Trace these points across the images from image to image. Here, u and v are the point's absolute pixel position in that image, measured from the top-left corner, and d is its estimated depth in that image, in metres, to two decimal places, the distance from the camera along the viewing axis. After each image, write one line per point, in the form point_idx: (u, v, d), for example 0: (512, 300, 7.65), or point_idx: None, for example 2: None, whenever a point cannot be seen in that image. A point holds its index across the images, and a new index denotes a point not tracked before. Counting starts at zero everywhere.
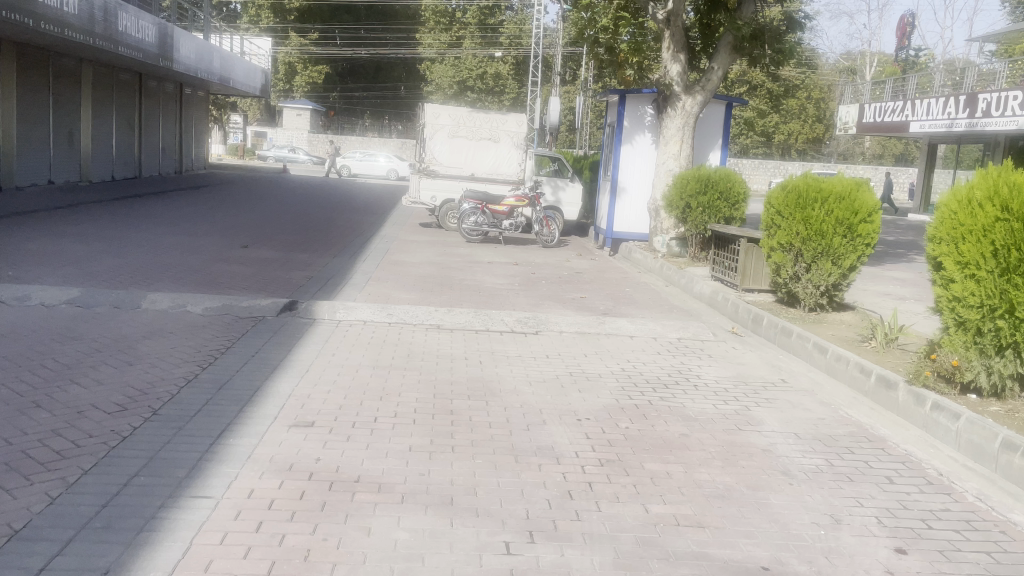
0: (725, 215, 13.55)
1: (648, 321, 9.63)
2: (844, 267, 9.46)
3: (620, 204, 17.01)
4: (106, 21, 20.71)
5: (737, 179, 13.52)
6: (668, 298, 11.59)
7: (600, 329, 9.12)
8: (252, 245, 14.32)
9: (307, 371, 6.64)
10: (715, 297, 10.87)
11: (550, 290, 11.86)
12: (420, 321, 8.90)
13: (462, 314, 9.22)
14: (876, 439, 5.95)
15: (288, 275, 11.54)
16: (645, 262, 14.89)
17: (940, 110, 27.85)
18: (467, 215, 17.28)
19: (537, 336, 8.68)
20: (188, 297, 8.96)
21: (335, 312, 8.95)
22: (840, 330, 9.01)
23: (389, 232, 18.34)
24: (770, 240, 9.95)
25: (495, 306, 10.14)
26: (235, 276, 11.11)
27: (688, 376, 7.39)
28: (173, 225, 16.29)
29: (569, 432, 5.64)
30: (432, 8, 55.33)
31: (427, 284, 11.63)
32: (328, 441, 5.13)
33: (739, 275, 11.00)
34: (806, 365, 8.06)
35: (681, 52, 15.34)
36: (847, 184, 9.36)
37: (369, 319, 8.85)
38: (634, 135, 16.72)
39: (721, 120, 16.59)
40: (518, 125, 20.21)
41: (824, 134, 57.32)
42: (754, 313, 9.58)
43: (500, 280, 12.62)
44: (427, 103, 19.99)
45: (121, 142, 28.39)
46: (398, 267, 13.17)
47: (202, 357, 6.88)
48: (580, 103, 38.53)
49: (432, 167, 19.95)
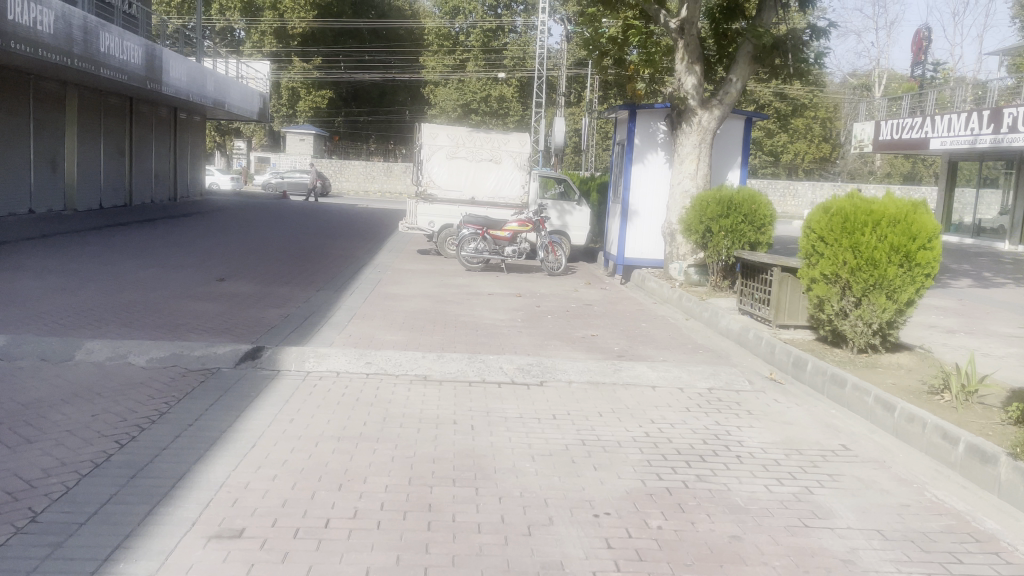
0: (749, 239, 12.17)
1: (672, 366, 8.24)
2: (900, 303, 8.07)
3: (631, 228, 15.65)
4: (86, 41, 19.65)
5: (762, 201, 12.20)
6: (690, 335, 10.22)
7: (615, 377, 7.73)
8: (229, 278, 13.05)
9: (251, 448, 5.30)
10: (746, 336, 9.49)
11: (556, 327, 10.50)
12: (403, 370, 7.54)
13: (454, 360, 7.86)
14: (985, 539, 4.59)
15: (261, 314, 10.24)
16: (661, 291, 13.54)
17: (961, 126, 26.44)
18: (466, 241, 16.07)
19: (541, 389, 7.32)
20: (133, 345, 7.65)
21: (304, 361, 7.61)
22: (901, 379, 7.61)
23: (384, 261, 17.04)
24: (811, 270, 8.60)
25: (493, 348, 8.76)
26: (199, 315, 9.84)
27: (727, 442, 6.01)
28: (149, 256, 15.10)
29: (583, 536, 4.26)
30: (435, 32, 55.55)
31: (418, 322, 10.31)
32: (256, 563, 3.77)
33: (772, 310, 9.62)
34: (866, 424, 6.69)
35: (696, 63, 14.13)
36: (902, 206, 8.00)
37: (342, 369, 7.49)
38: (646, 154, 15.43)
39: (740, 136, 15.31)
40: (521, 145, 18.88)
41: (832, 153, 56.06)
42: (796, 355, 8.20)
43: (500, 315, 11.28)
44: (423, 123, 18.76)
45: (110, 169, 27.32)
46: (387, 302, 11.84)
47: (126, 428, 5.56)
48: (585, 123, 37.45)
49: (430, 190, 18.73)
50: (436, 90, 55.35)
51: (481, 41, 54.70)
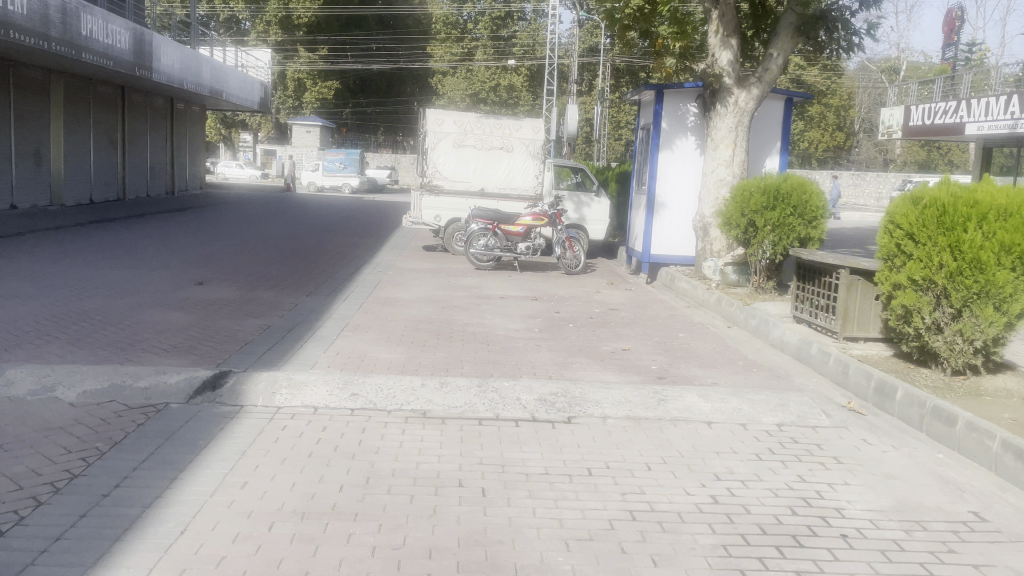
0: (798, 236, 10.66)
1: (729, 392, 6.73)
2: (1011, 315, 6.48)
3: (658, 222, 14.11)
4: (65, 24, 18.24)
5: (814, 190, 10.64)
6: (737, 349, 8.71)
7: (661, 411, 6.23)
8: (208, 281, 11.60)
9: (177, 539, 3.83)
10: (808, 350, 7.96)
11: (579, 339, 9.01)
12: (396, 404, 6.05)
13: (461, 389, 6.37)
14: None
15: (237, 327, 8.80)
16: (694, 293, 12.02)
17: (1001, 110, 23.51)
18: (475, 236, 14.59)
19: (569, 429, 5.82)
20: (66, 374, 6.23)
21: (275, 393, 6.13)
22: (1020, 411, 6.09)
23: (385, 259, 15.60)
24: (894, 274, 7.09)
25: (508, 371, 7.28)
26: (163, 330, 8.41)
27: (824, 512, 4.52)
28: (127, 256, 13.78)
29: None
30: (443, 20, 54.18)
31: (419, 335, 8.84)
32: None
33: (838, 319, 8.07)
34: (992, 479, 5.19)
35: (733, 36, 12.56)
36: (1014, 195, 6.44)
37: (321, 404, 6.00)
38: (674, 139, 13.87)
39: (780, 119, 13.74)
40: (534, 131, 17.35)
41: (847, 141, 54.02)
42: (879, 379, 6.70)
43: (514, 324, 9.80)
44: (427, 108, 17.25)
45: (101, 162, 26.02)
46: (385, 308, 10.36)
47: (15, 504, 4.13)
48: (598, 112, 35.60)
49: (436, 182, 17.20)
50: (443, 79, 53.76)
51: (490, 29, 53.44)
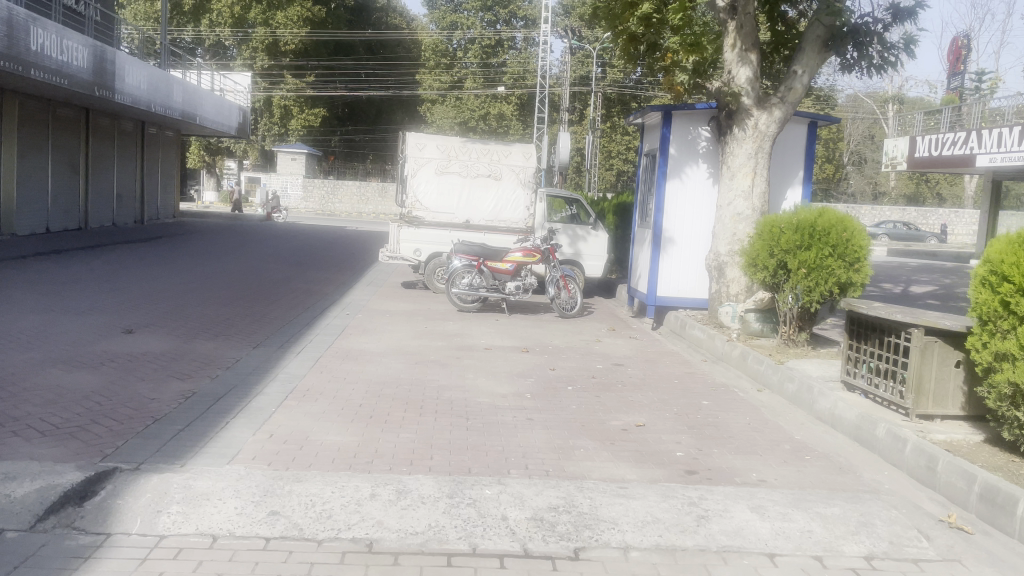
0: (837, 280, 8.92)
1: (790, 500, 4.99)
2: None
3: (665, 260, 12.45)
4: (11, 38, 16.56)
5: (854, 227, 8.97)
6: (778, 424, 7.01)
7: (703, 534, 4.49)
8: (138, 329, 9.80)
9: None
10: (872, 432, 6.28)
11: (580, 408, 7.29)
12: (332, 531, 4.28)
13: (423, 502, 4.60)
14: None
15: (152, 394, 7.01)
16: (710, 344, 10.35)
17: (1015, 141, 21.98)
18: (458, 274, 12.88)
19: (577, 572, 4.04)
20: None
21: (161, 512, 4.35)
22: None
23: (357, 298, 13.88)
24: (1000, 340, 5.42)
25: (493, 464, 5.54)
26: (56, 399, 6.62)
27: None
28: (56, 296, 11.94)
29: None
30: (432, 47, 52.67)
31: (379, 404, 7.08)
32: None
33: (911, 392, 6.39)
34: None
35: (752, 50, 11.05)
36: None
37: (223, 532, 4.23)
38: (684, 167, 12.30)
39: (802, 145, 12.18)
40: (525, 158, 15.74)
41: (837, 174, 52.78)
42: (986, 483, 5.00)
43: (501, 386, 8.05)
44: (409, 132, 15.65)
45: (60, 189, 24.20)
46: (345, 365, 8.61)
47: None
48: (589, 141, 33.94)
49: (416, 213, 15.51)
50: (432, 107, 52.27)
51: (479, 57, 52.35)
